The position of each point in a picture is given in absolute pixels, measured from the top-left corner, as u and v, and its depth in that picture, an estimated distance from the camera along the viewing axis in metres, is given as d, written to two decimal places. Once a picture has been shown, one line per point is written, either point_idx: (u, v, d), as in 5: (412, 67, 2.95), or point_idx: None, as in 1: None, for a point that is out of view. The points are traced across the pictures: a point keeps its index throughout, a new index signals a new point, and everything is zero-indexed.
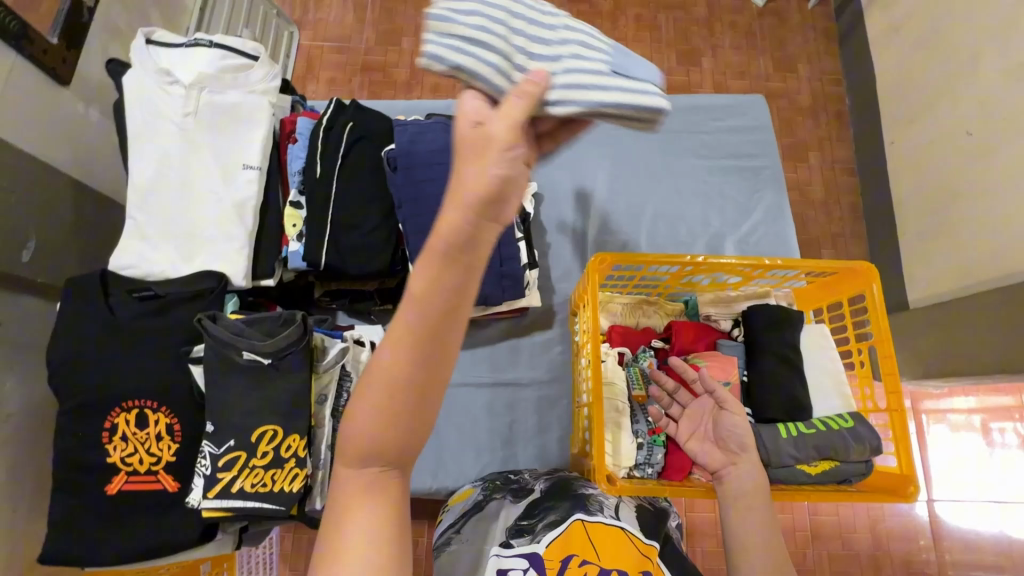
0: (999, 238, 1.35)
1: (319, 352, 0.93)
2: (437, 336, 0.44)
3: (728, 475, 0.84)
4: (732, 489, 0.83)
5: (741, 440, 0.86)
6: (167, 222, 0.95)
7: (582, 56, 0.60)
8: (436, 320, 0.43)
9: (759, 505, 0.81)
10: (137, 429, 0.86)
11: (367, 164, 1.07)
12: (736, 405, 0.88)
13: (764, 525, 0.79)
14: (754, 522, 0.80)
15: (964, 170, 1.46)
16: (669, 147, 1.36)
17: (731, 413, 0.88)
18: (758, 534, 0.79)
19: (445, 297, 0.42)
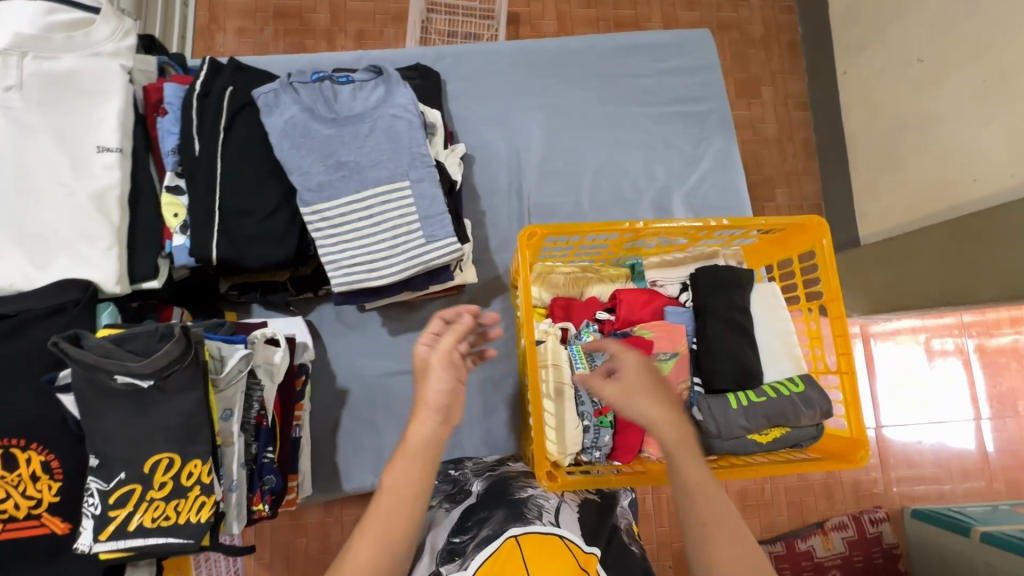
0: (950, 172, 1.30)
1: (216, 362, 0.80)
2: (393, 524, 0.66)
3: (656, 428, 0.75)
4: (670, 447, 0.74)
5: (646, 397, 0.76)
6: (7, 223, 0.78)
7: (397, 227, 0.90)
8: (397, 512, 0.67)
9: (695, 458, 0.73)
10: (6, 471, 0.74)
11: (257, 136, 0.91)
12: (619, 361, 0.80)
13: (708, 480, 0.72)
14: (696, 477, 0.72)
15: (914, 101, 1.39)
16: (609, 94, 1.24)
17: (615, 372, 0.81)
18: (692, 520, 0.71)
19: (408, 494, 0.68)
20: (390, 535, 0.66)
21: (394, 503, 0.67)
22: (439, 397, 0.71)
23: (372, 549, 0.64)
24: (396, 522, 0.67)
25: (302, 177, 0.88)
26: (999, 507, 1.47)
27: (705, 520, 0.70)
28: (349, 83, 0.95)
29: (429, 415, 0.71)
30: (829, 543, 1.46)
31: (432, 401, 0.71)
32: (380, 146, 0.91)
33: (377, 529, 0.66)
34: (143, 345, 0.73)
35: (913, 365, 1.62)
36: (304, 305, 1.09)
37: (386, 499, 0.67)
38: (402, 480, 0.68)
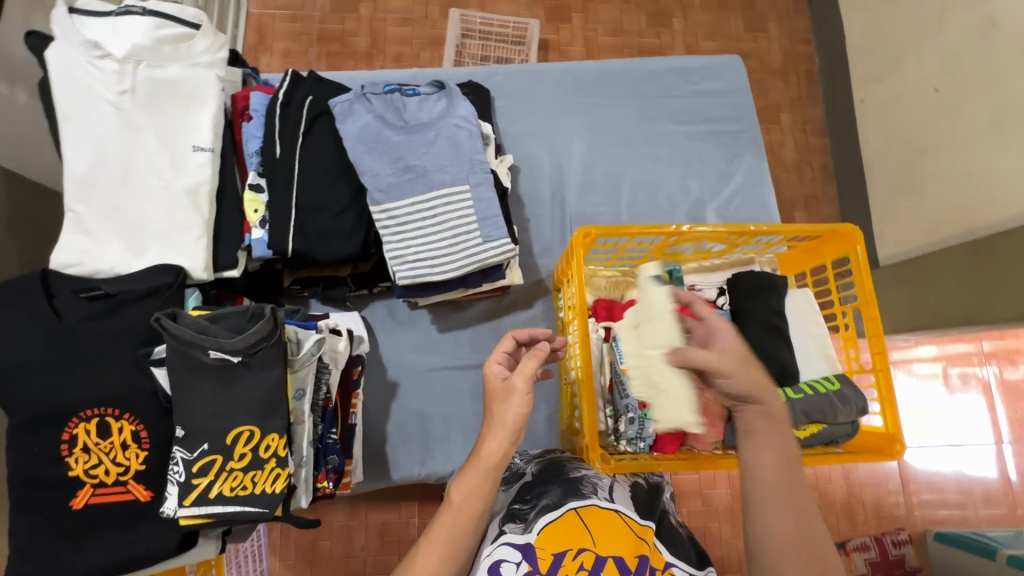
0: (965, 195, 1.36)
1: (293, 345, 0.87)
2: (457, 533, 0.71)
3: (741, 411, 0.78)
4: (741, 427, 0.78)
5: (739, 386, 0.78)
6: (112, 213, 0.86)
7: (457, 227, 0.97)
8: (460, 524, 0.72)
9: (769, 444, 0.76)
10: (99, 439, 0.80)
11: (331, 140, 1.00)
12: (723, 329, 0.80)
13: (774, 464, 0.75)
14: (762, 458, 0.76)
15: (931, 128, 1.46)
16: (645, 113, 1.32)
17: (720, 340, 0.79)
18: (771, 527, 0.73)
19: (474, 508, 0.72)
20: (456, 543, 0.71)
21: (453, 519, 0.72)
22: (514, 421, 0.74)
23: (439, 558, 0.70)
24: (457, 537, 0.71)
25: (373, 179, 0.96)
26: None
27: (761, 503, 0.74)
28: (416, 95, 1.03)
29: (500, 436, 0.74)
30: (852, 563, 1.47)
31: (511, 424, 0.74)
32: (443, 153, 0.98)
33: (443, 540, 0.71)
34: (234, 324, 0.80)
35: (932, 389, 1.65)
36: (359, 301, 1.15)
37: (455, 508, 0.72)
38: (465, 499, 0.73)
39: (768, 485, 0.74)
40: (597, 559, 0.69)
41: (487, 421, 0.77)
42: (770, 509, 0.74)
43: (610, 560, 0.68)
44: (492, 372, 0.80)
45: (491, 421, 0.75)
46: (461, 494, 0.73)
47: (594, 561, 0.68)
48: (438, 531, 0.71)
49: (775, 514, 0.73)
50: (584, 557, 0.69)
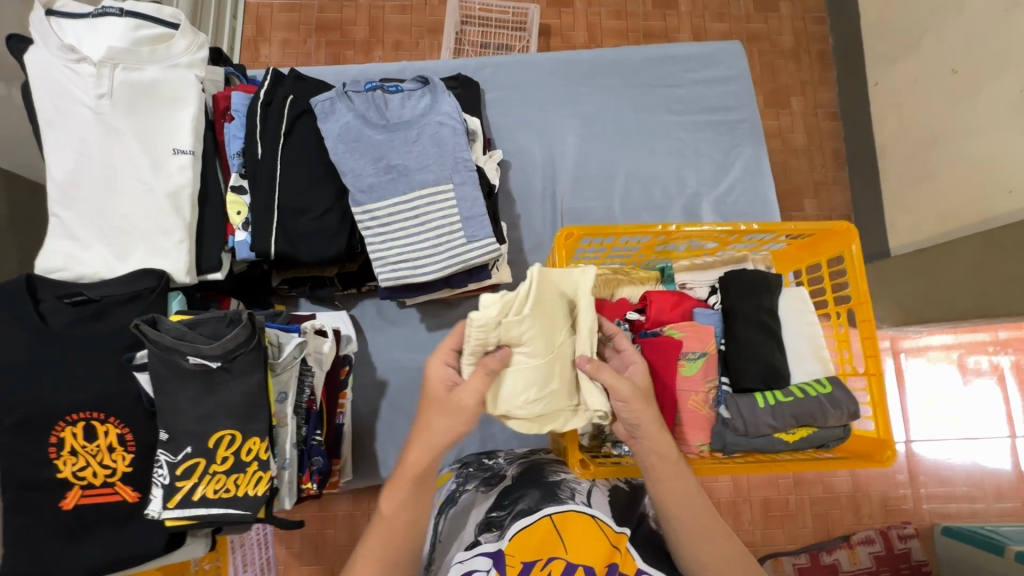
0: (984, 184, 1.30)
1: (275, 348, 0.87)
2: (391, 542, 0.72)
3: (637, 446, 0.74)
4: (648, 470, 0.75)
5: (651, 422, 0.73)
6: (94, 218, 0.87)
7: (441, 228, 0.96)
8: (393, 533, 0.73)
9: (680, 477, 0.74)
10: (86, 441, 0.81)
11: (313, 140, 0.98)
12: (623, 391, 0.71)
13: (682, 496, 0.74)
14: (669, 492, 0.74)
15: (949, 112, 1.39)
16: (642, 104, 1.28)
17: (619, 400, 0.72)
18: (699, 557, 0.74)
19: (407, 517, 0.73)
20: (391, 554, 0.72)
21: (387, 530, 0.73)
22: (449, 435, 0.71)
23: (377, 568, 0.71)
24: (390, 548, 0.72)
25: (355, 178, 0.95)
26: None
27: (681, 533, 0.74)
28: (399, 92, 1.02)
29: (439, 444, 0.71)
30: (855, 557, 1.45)
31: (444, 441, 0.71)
32: (426, 151, 0.97)
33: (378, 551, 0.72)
34: (213, 329, 0.81)
35: (944, 380, 1.61)
36: (348, 300, 1.15)
37: (385, 518, 0.73)
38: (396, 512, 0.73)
39: (693, 511, 0.74)
40: (568, 567, 0.64)
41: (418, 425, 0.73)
42: (697, 540, 0.74)
43: (579, 569, 0.64)
44: (438, 373, 0.71)
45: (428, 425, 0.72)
46: (392, 506, 0.73)
47: (564, 569, 0.64)
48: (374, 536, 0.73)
49: (702, 543, 0.74)
50: (553, 565, 0.64)
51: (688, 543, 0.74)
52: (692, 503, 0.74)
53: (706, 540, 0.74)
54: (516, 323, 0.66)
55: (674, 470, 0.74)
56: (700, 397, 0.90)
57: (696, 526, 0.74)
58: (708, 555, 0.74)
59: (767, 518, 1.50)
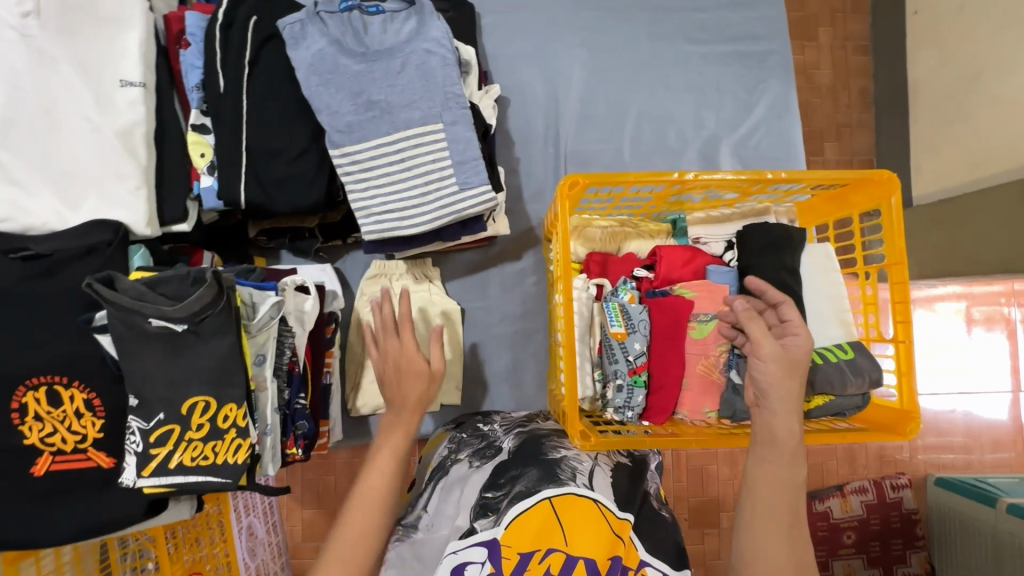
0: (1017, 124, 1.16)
1: (248, 309, 0.78)
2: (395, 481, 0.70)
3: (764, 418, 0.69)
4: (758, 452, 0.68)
5: (781, 390, 0.69)
6: (35, 161, 0.77)
7: (430, 174, 0.85)
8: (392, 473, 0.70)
9: (780, 460, 0.67)
10: (51, 407, 0.76)
11: (283, 70, 0.86)
12: (768, 349, 0.70)
13: (780, 487, 0.66)
14: (767, 477, 0.67)
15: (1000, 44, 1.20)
16: (658, 31, 1.13)
17: (759, 359, 0.70)
18: (764, 554, 0.64)
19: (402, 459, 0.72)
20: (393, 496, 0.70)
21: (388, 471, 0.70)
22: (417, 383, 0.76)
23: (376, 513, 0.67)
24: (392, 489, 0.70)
25: (331, 116, 0.83)
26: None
27: (755, 522, 0.66)
28: (380, 13, 0.88)
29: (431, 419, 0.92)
30: (848, 505, 1.32)
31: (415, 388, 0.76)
32: (412, 85, 0.85)
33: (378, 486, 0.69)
34: (176, 289, 0.71)
35: (946, 332, 1.29)
36: (332, 253, 1.07)
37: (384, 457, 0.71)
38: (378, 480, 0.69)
39: (777, 497, 0.66)
40: (568, 561, 0.61)
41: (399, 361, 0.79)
42: (771, 539, 0.64)
43: (580, 562, 0.61)
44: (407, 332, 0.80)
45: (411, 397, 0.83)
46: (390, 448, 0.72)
47: (564, 563, 0.61)
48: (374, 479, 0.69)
49: (773, 543, 0.64)
50: (553, 560, 0.61)
51: (753, 532, 0.65)
52: (783, 499, 0.66)
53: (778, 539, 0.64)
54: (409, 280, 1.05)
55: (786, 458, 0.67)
56: (711, 361, 0.82)
57: (781, 521, 0.65)
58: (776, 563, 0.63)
59: None
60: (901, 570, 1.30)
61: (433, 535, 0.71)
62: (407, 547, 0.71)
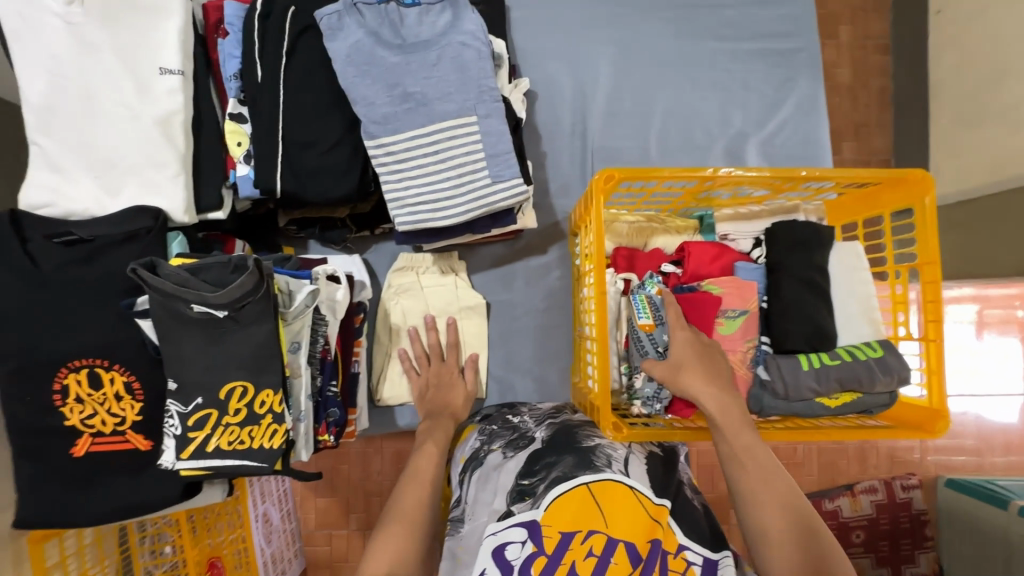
0: None
1: (285, 297, 0.80)
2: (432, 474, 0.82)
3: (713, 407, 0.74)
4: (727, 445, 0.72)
5: (695, 374, 0.75)
6: (77, 146, 0.79)
7: (464, 167, 0.86)
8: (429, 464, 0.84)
9: (748, 436, 0.72)
10: (91, 389, 0.78)
11: (319, 61, 0.87)
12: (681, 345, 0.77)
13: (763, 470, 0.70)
14: (749, 467, 0.70)
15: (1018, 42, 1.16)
16: (687, 27, 1.13)
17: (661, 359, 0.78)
18: (772, 526, 0.67)
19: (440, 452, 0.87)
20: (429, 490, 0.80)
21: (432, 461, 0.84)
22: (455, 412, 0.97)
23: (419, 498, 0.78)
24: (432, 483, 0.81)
25: (367, 107, 0.84)
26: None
27: (751, 498, 0.69)
28: (416, 6, 0.88)
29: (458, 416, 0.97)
30: (858, 504, 1.32)
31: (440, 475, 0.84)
32: (447, 78, 0.85)
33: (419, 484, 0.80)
34: (218, 275, 0.73)
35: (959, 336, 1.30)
36: (360, 243, 1.08)
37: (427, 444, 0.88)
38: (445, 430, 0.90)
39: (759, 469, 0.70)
40: (609, 542, 0.63)
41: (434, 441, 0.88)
42: (767, 506, 0.69)
43: (620, 545, 0.63)
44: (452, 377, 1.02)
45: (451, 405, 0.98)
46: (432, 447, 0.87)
47: (605, 544, 0.63)
48: (426, 463, 0.83)
49: (772, 511, 0.68)
50: (594, 541, 0.63)
51: (751, 508, 0.69)
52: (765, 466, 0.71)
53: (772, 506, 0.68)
54: (434, 273, 1.06)
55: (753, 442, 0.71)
56: (739, 356, 0.83)
57: (769, 490, 0.69)
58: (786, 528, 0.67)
59: None
60: (909, 570, 1.30)
61: (475, 524, 0.72)
62: (457, 543, 0.72)
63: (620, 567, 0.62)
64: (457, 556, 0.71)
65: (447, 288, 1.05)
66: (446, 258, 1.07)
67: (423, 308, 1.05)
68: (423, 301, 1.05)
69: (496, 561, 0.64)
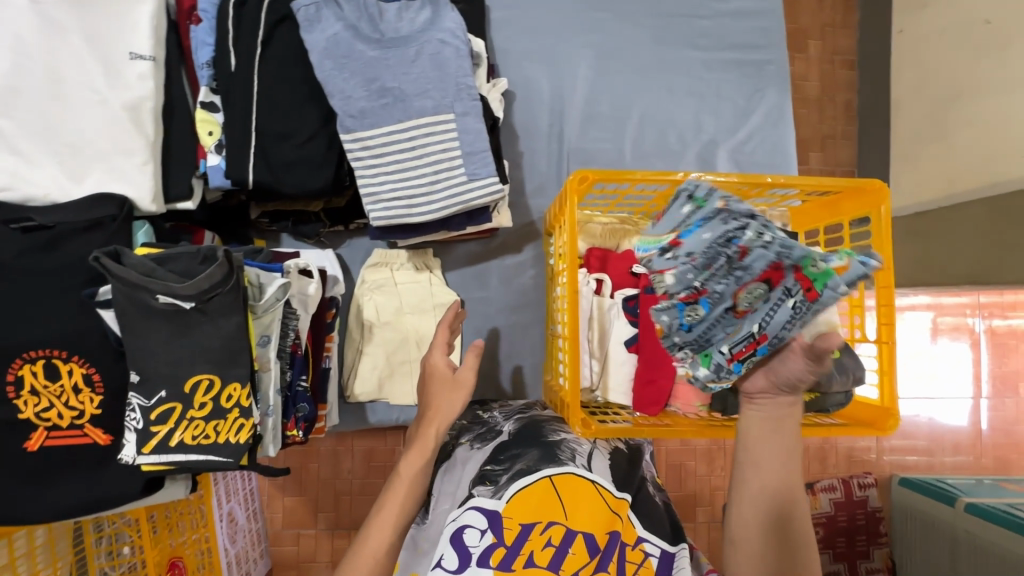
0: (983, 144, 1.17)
1: (256, 290, 0.79)
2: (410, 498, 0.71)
3: (761, 399, 0.65)
4: (759, 415, 0.65)
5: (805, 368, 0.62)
6: (38, 129, 0.76)
7: (440, 164, 0.86)
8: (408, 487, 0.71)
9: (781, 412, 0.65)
10: (48, 381, 0.75)
11: (296, 52, 0.86)
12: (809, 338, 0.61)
13: (784, 457, 0.65)
14: (773, 452, 0.65)
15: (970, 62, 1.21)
16: (663, 35, 1.16)
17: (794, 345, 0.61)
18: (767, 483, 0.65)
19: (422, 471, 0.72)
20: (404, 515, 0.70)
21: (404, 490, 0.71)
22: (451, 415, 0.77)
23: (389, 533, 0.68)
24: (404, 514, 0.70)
25: (344, 101, 0.84)
26: (982, 480, 1.32)
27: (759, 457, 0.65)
28: (396, 1, 0.88)
29: (443, 425, 0.76)
30: (817, 502, 1.35)
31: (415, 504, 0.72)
32: (426, 74, 0.85)
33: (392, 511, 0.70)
34: (185, 267, 0.72)
35: (915, 343, 1.44)
36: (334, 238, 1.08)
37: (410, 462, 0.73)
38: (417, 465, 0.72)
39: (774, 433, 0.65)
40: (567, 533, 0.64)
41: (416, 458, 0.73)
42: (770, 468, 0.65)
43: (579, 536, 0.64)
44: (439, 361, 0.81)
45: (436, 411, 0.76)
46: (413, 466, 0.72)
47: (564, 535, 0.64)
48: (389, 510, 0.69)
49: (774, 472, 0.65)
50: (553, 532, 0.64)
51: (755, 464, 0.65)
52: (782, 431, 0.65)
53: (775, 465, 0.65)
54: (409, 270, 1.06)
55: (785, 429, 0.65)
56: None
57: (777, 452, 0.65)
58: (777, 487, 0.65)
59: None
60: (865, 566, 1.35)
61: (437, 514, 0.73)
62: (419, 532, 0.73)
63: (578, 558, 0.62)
64: (421, 546, 0.72)
65: (422, 284, 1.05)
66: (421, 254, 1.07)
67: (397, 304, 1.04)
68: (397, 297, 1.04)
69: (454, 548, 0.64)
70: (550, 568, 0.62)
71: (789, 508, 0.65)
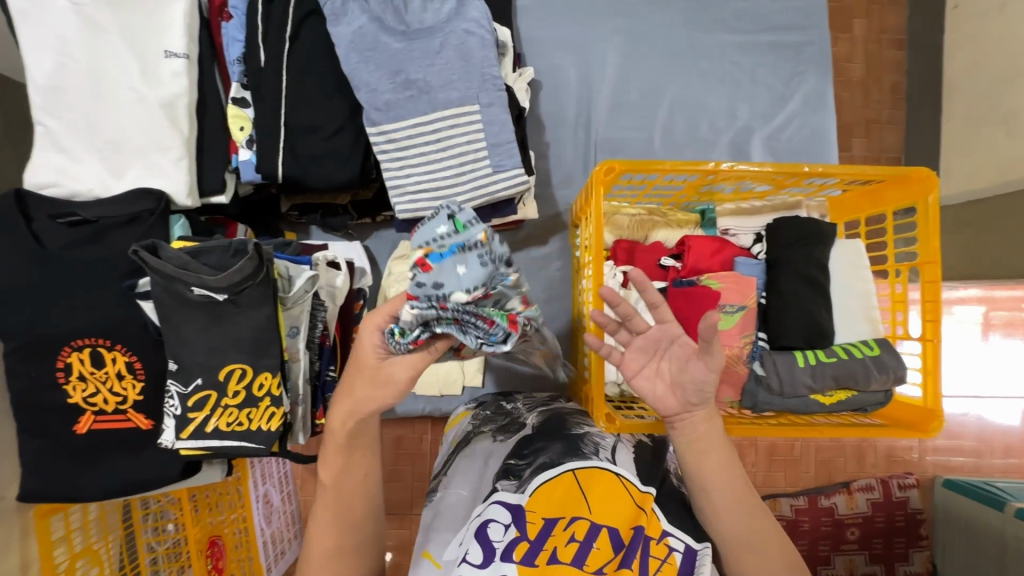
0: None
1: (285, 281, 0.81)
2: (349, 492, 0.69)
3: (680, 422, 0.68)
4: (682, 436, 0.69)
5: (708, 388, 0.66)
6: (81, 128, 0.79)
7: (465, 156, 0.86)
8: (347, 486, 0.69)
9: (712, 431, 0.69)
10: (93, 368, 0.79)
11: (322, 46, 0.86)
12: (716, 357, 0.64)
13: (723, 466, 0.68)
14: (709, 465, 0.68)
15: None
16: (695, 19, 1.12)
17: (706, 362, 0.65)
18: (722, 503, 0.68)
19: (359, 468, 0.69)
20: (346, 511, 0.69)
21: (336, 490, 0.69)
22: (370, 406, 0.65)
23: (333, 531, 0.68)
24: (350, 509, 0.69)
25: (369, 94, 0.84)
26: None
27: (700, 482, 0.69)
28: None
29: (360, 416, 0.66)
30: (853, 502, 1.31)
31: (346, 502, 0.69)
32: (451, 65, 0.85)
33: (331, 512, 0.69)
34: (218, 260, 0.74)
35: (964, 340, 1.36)
36: (362, 230, 1.09)
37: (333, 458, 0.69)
38: (343, 470, 0.69)
39: (709, 454, 0.68)
40: (592, 528, 0.65)
41: (333, 448, 0.69)
42: (715, 489, 0.68)
43: (604, 530, 0.65)
44: (367, 341, 0.62)
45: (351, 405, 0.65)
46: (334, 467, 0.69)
47: (588, 530, 0.64)
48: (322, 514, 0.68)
49: (722, 492, 0.68)
50: (577, 527, 0.64)
51: (700, 487, 0.69)
52: (714, 450, 0.68)
53: (721, 486, 0.68)
54: None
55: (712, 442, 0.68)
56: (735, 351, 0.83)
57: (717, 473, 0.68)
58: (734, 507, 0.67)
59: (770, 462, 1.36)
60: (903, 568, 1.31)
61: (453, 498, 0.73)
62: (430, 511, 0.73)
63: (602, 553, 0.63)
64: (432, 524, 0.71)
65: None
66: None
67: None
68: None
69: (478, 543, 0.64)
70: (574, 563, 0.62)
71: (749, 521, 0.67)
